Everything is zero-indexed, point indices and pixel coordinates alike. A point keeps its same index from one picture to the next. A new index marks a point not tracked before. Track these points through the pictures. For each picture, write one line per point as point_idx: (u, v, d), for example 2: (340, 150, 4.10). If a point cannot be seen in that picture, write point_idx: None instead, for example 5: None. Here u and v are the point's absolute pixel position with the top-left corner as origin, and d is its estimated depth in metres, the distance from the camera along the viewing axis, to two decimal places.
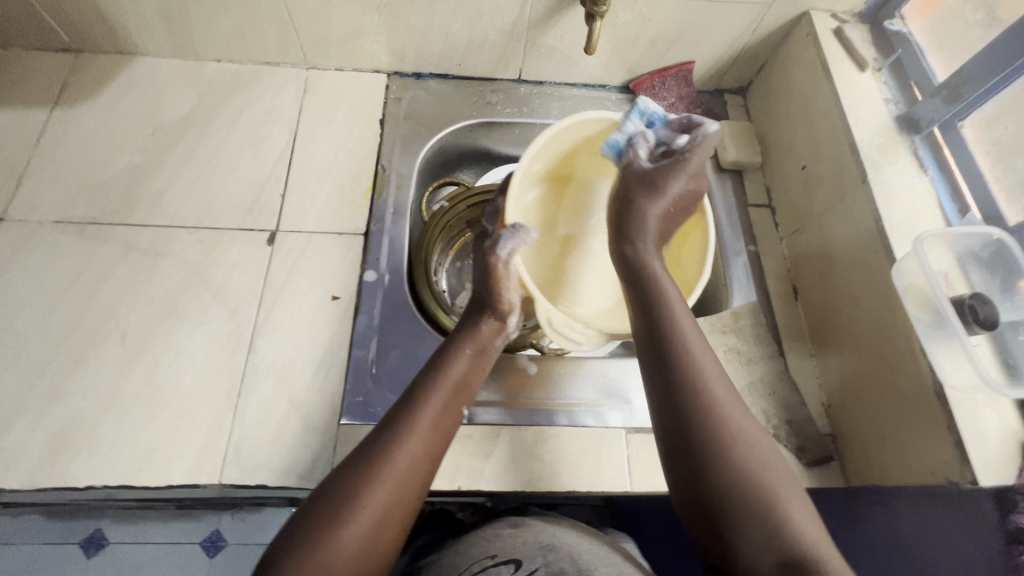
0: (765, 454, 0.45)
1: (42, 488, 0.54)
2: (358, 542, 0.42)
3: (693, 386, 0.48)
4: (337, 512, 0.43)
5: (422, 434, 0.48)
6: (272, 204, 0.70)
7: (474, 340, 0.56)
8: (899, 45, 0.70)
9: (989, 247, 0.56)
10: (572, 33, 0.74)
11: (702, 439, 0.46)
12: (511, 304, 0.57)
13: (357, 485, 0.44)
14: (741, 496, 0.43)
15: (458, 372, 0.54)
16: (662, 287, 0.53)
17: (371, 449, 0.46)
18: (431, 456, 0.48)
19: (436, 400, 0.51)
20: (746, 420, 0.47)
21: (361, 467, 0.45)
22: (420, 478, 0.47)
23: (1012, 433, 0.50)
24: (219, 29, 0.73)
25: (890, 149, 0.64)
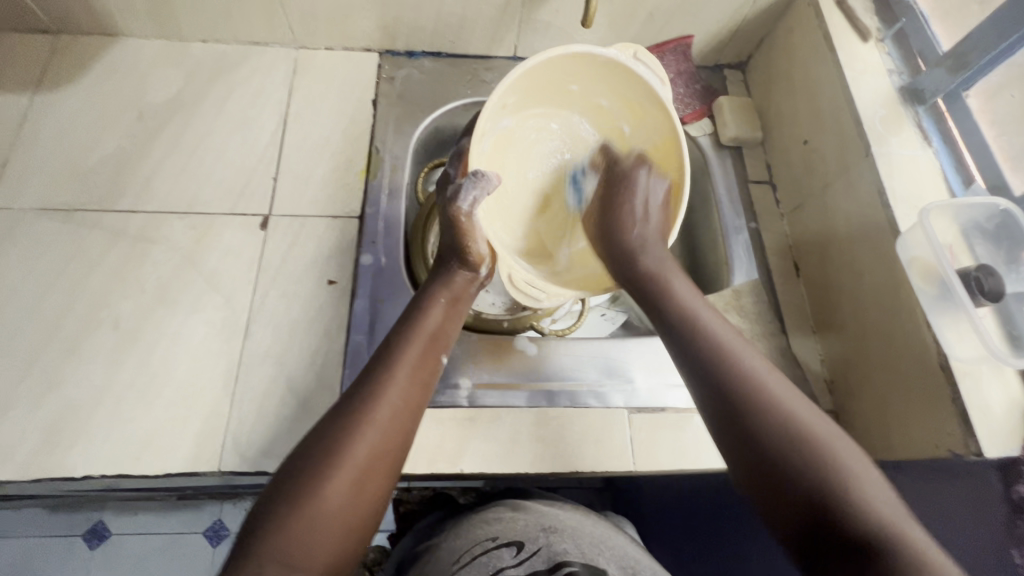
0: (816, 420, 0.43)
1: (37, 479, 0.53)
2: (343, 492, 0.42)
3: (751, 382, 0.45)
4: (321, 465, 0.42)
5: (403, 384, 0.48)
6: (264, 188, 0.68)
7: (449, 290, 0.56)
8: (902, 14, 0.68)
9: (994, 218, 0.55)
10: (567, 6, 0.72)
11: (777, 440, 0.42)
12: (479, 251, 0.56)
13: (339, 436, 0.43)
14: (804, 461, 0.40)
15: (433, 321, 0.53)
16: (677, 289, 0.53)
17: (353, 400, 0.46)
18: (414, 405, 0.48)
19: (412, 351, 0.50)
20: (787, 389, 0.45)
21: (344, 418, 0.44)
22: (402, 428, 0.46)
23: (1017, 405, 0.50)
24: (203, 7, 0.70)
25: (893, 121, 0.63)
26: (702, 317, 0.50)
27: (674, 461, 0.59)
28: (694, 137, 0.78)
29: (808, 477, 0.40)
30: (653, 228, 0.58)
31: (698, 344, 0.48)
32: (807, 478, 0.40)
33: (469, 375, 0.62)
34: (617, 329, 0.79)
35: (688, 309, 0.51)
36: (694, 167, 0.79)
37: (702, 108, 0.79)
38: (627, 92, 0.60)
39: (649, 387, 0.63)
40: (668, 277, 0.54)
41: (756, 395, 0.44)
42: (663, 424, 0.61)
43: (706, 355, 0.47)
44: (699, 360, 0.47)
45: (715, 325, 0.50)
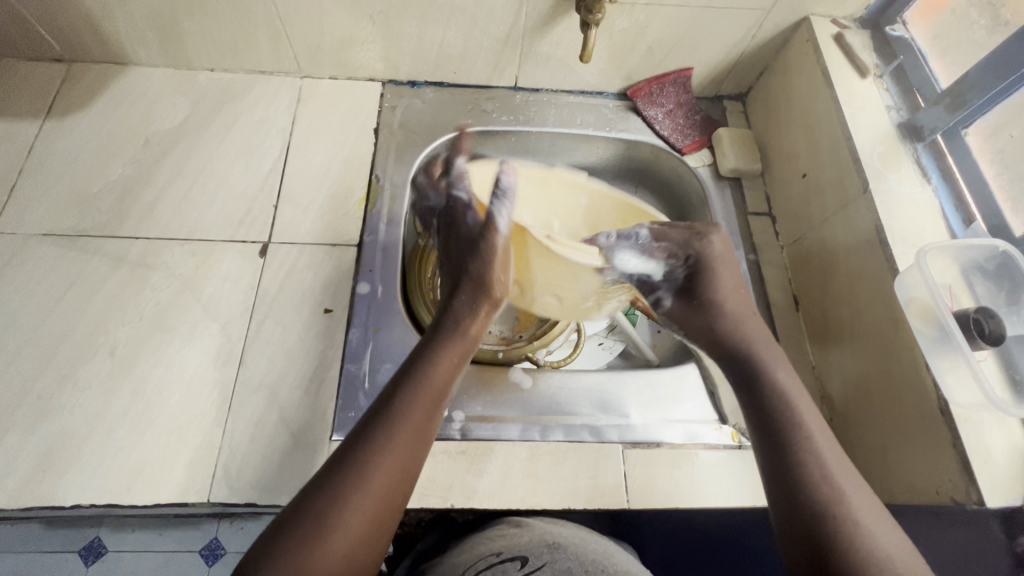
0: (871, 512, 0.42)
1: (27, 507, 0.53)
2: (338, 561, 0.40)
3: (801, 439, 0.46)
4: (315, 534, 0.40)
5: (398, 454, 0.45)
6: (264, 215, 0.69)
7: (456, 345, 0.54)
8: (901, 51, 0.69)
9: (995, 259, 0.55)
10: (568, 39, 0.73)
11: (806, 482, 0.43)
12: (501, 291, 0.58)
13: (329, 507, 0.41)
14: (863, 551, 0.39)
15: (444, 371, 0.51)
16: (764, 351, 0.52)
17: (343, 467, 0.43)
18: (409, 474, 0.46)
19: (409, 427, 0.46)
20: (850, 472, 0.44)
21: (334, 488, 0.42)
22: (398, 494, 0.44)
23: (1017, 451, 0.49)
24: (211, 39, 0.72)
25: (891, 158, 0.63)
26: (784, 382, 0.50)
27: (669, 500, 0.58)
28: (693, 167, 0.78)
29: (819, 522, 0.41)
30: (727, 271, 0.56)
31: (773, 406, 0.48)
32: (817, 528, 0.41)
33: (463, 407, 0.62)
34: (615, 359, 0.78)
35: (773, 370, 0.51)
36: (693, 198, 0.79)
37: (701, 139, 0.79)
38: (562, 202, 0.74)
39: (644, 422, 0.63)
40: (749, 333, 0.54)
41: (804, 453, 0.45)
42: (658, 460, 0.60)
43: (775, 413, 0.48)
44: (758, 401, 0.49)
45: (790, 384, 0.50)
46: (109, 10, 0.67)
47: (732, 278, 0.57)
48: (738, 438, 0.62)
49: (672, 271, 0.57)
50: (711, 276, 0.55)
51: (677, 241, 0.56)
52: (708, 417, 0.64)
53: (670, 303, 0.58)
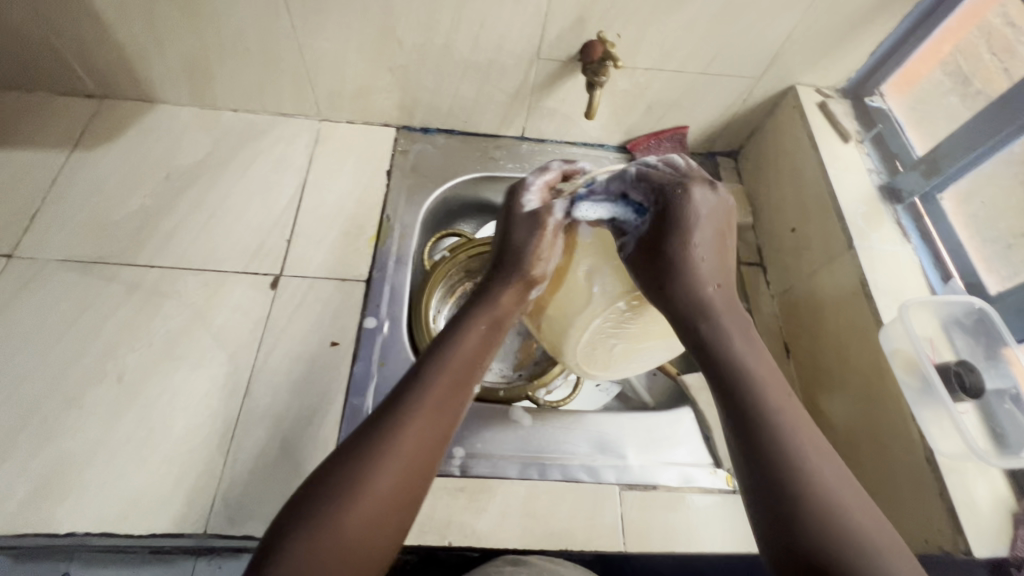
0: (839, 480, 0.41)
1: (20, 533, 0.53)
2: (367, 512, 0.42)
3: (792, 446, 0.42)
4: (346, 491, 0.43)
5: (430, 409, 0.48)
6: (278, 249, 0.72)
7: (490, 316, 0.56)
8: (879, 120, 0.75)
9: (972, 315, 0.58)
10: (573, 96, 0.78)
11: (810, 505, 0.39)
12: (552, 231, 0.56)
13: (362, 460, 0.44)
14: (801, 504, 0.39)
15: (472, 345, 0.53)
16: (716, 308, 0.49)
17: (375, 429, 0.46)
18: (439, 438, 0.48)
19: (444, 382, 0.50)
20: (811, 436, 0.43)
21: (364, 446, 0.45)
22: (429, 454, 0.47)
23: (1001, 503, 0.51)
24: (238, 82, 0.76)
25: (873, 218, 0.67)
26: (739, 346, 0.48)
27: (666, 544, 0.58)
28: None
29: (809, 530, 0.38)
30: (709, 226, 0.50)
31: (728, 363, 0.47)
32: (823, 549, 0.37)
33: (463, 443, 0.63)
34: (611, 401, 0.80)
35: (725, 327, 0.48)
36: None
37: None
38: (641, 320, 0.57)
39: (640, 463, 0.64)
40: (718, 323, 0.49)
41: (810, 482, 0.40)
42: (654, 503, 0.61)
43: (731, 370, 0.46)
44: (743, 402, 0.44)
45: (777, 387, 0.46)
46: (145, 53, 0.71)
47: (717, 231, 0.51)
48: (732, 482, 0.63)
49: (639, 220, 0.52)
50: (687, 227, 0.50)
51: (653, 176, 0.52)
52: (704, 461, 0.65)
53: (633, 246, 0.51)
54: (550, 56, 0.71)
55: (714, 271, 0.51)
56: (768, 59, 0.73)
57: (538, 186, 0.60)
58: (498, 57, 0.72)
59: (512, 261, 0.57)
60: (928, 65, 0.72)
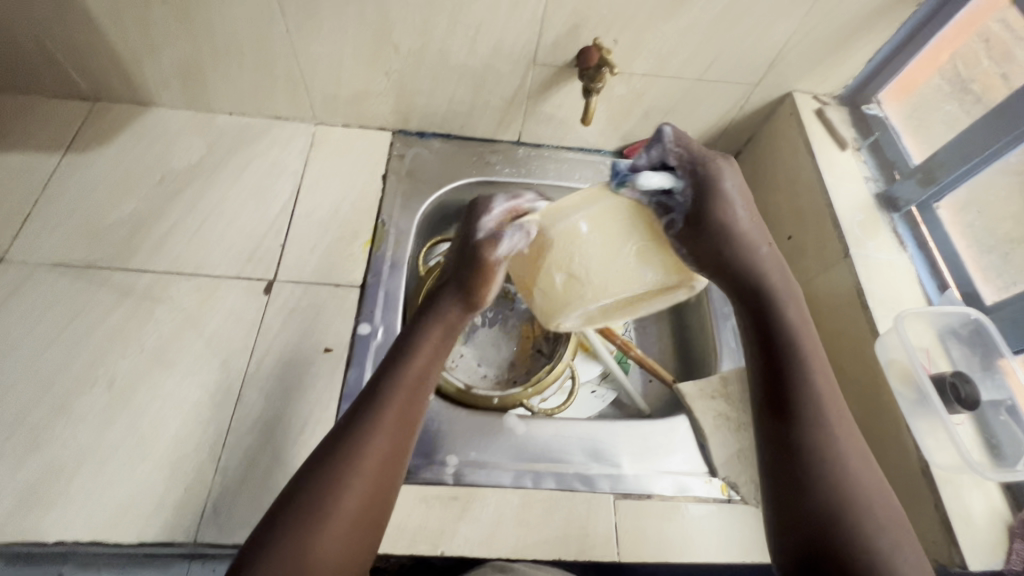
0: (855, 455, 0.48)
1: (8, 541, 0.52)
2: (338, 538, 0.43)
3: (816, 409, 0.50)
4: (309, 520, 0.43)
5: (389, 429, 0.49)
6: (272, 253, 0.71)
7: (440, 324, 0.56)
8: (876, 127, 0.75)
9: (968, 325, 0.58)
10: (569, 102, 0.78)
11: (828, 477, 0.47)
12: (494, 261, 0.55)
13: (324, 488, 0.45)
14: (824, 476, 0.47)
15: (423, 360, 0.54)
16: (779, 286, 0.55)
17: (332, 456, 0.47)
18: (399, 452, 0.49)
19: (401, 395, 0.51)
20: (839, 415, 0.50)
21: (325, 474, 0.45)
22: (391, 469, 0.48)
23: (997, 515, 0.50)
24: (233, 86, 0.76)
25: (870, 226, 0.67)
26: (794, 323, 0.54)
27: (660, 555, 0.58)
28: None
29: (824, 510, 0.45)
30: (732, 190, 0.54)
31: (785, 336, 0.53)
32: (833, 519, 0.45)
33: (457, 451, 0.63)
34: (607, 408, 0.80)
35: (788, 308, 0.54)
36: None
37: None
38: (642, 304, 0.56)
39: (635, 472, 0.64)
40: (782, 309, 0.54)
41: (834, 455, 0.48)
42: (648, 511, 0.60)
43: (781, 344, 0.53)
44: (784, 391, 0.51)
45: (818, 363, 0.52)
46: (138, 56, 0.71)
47: (742, 196, 0.54)
48: (727, 491, 0.63)
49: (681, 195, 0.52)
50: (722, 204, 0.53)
51: (685, 146, 0.53)
52: (699, 469, 0.65)
53: (681, 223, 0.51)
54: (546, 61, 0.71)
55: (760, 236, 0.55)
56: (765, 66, 0.73)
57: (505, 204, 0.57)
58: (494, 62, 0.72)
59: (456, 279, 0.57)
60: (926, 72, 0.72)
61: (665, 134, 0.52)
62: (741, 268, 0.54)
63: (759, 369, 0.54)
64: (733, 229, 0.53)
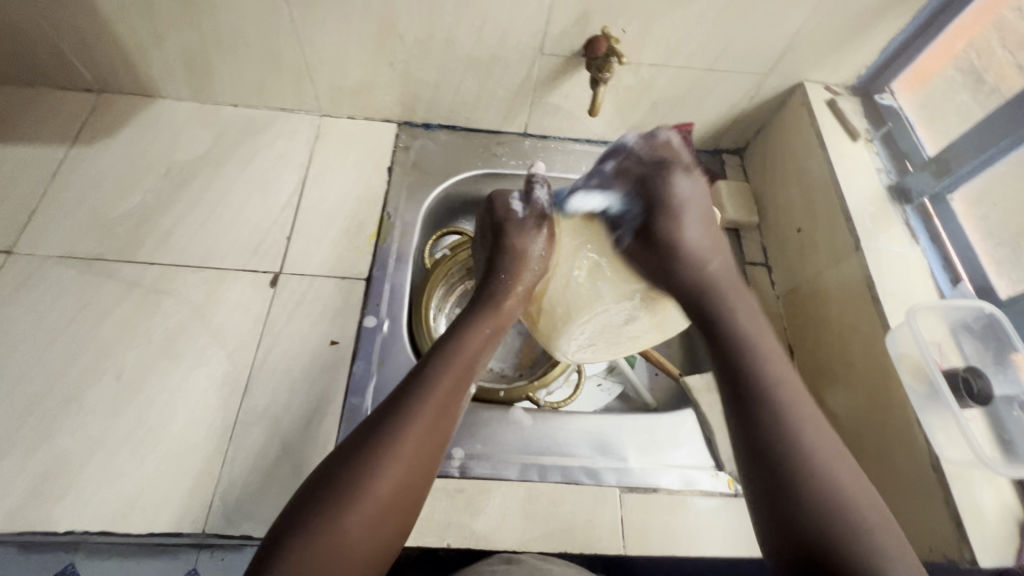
0: (837, 462, 0.45)
1: (20, 530, 0.53)
2: (369, 519, 0.44)
3: (782, 409, 0.48)
4: (346, 497, 0.44)
5: (430, 414, 0.49)
6: (278, 246, 0.71)
7: (495, 316, 0.58)
8: (889, 118, 0.74)
9: (981, 319, 0.57)
10: (577, 93, 0.77)
11: (804, 483, 0.44)
12: (525, 244, 0.61)
13: (365, 465, 0.45)
14: (802, 484, 0.44)
15: (476, 345, 0.55)
16: (722, 288, 0.56)
17: (375, 435, 0.47)
18: (437, 441, 0.50)
19: (449, 380, 0.52)
20: (808, 418, 0.48)
21: (366, 452, 0.46)
22: (428, 457, 0.49)
23: (1008, 512, 0.50)
24: (238, 77, 0.76)
25: (882, 218, 0.66)
26: (743, 324, 0.53)
27: (665, 548, 0.58)
28: None
29: (812, 510, 0.42)
30: (687, 186, 0.59)
31: (731, 337, 0.52)
32: (822, 526, 0.42)
33: (463, 443, 0.63)
34: (613, 402, 0.79)
35: (733, 307, 0.55)
36: None
37: None
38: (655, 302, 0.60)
39: (641, 466, 0.63)
40: (725, 298, 0.55)
41: (813, 460, 0.45)
42: (654, 506, 0.60)
43: (732, 346, 0.52)
44: (745, 391, 0.49)
45: (776, 365, 0.51)
46: (143, 47, 0.71)
47: (696, 206, 0.59)
48: (734, 486, 0.62)
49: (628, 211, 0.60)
50: (674, 210, 0.58)
51: (630, 167, 0.59)
52: (706, 463, 0.64)
53: (629, 240, 0.59)
54: (553, 51, 0.70)
55: (701, 247, 0.58)
56: (776, 56, 0.72)
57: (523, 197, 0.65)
58: (501, 53, 0.71)
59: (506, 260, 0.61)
60: (940, 62, 0.71)
61: (629, 139, 0.61)
62: (691, 278, 0.57)
63: (723, 376, 0.52)
64: (680, 231, 0.58)
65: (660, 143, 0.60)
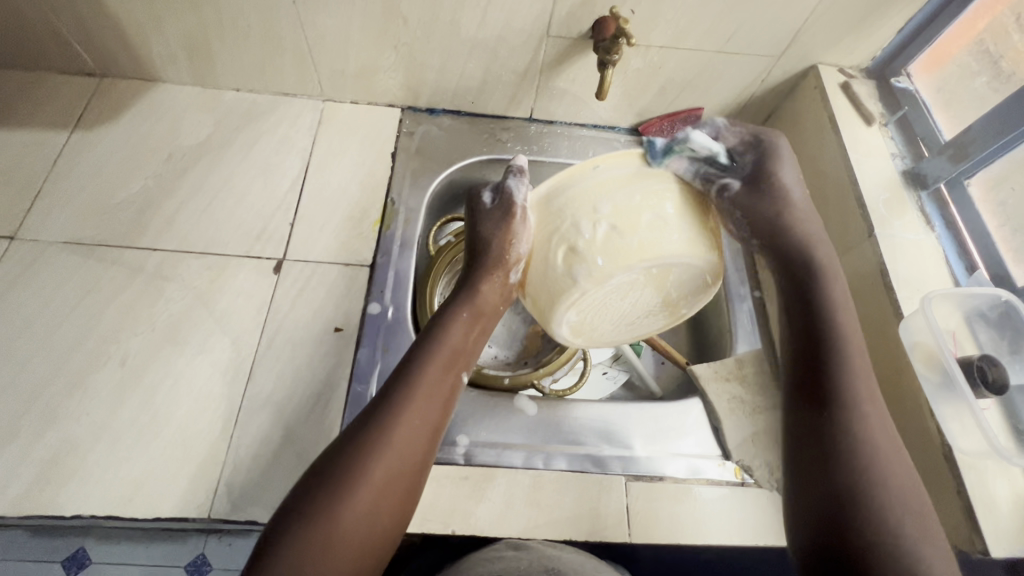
0: (905, 479, 0.46)
1: (28, 514, 0.53)
2: (363, 509, 0.44)
3: (858, 419, 0.48)
4: (336, 488, 0.44)
5: (417, 404, 0.49)
6: (281, 232, 0.70)
7: (473, 305, 0.55)
8: (905, 102, 0.72)
9: (997, 307, 0.56)
10: (584, 76, 0.76)
11: (864, 498, 0.45)
12: (507, 242, 0.52)
13: (352, 457, 0.45)
14: (854, 496, 0.45)
15: (454, 341, 0.53)
16: (832, 278, 0.54)
17: (361, 426, 0.47)
18: (426, 429, 0.49)
19: (434, 370, 0.51)
20: (883, 429, 0.48)
21: (353, 443, 0.46)
22: (419, 445, 0.48)
23: (1021, 502, 0.49)
24: (239, 61, 0.74)
25: (896, 204, 0.64)
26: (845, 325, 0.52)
27: (671, 536, 0.58)
28: None
29: (861, 520, 0.44)
30: (788, 152, 0.54)
31: (823, 336, 0.51)
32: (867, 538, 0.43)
33: (467, 431, 0.62)
34: (618, 390, 0.79)
35: (837, 301, 0.53)
36: None
37: None
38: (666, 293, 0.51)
39: (647, 454, 0.63)
40: (829, 288, 0.53)
41: (877, 473, 0.46)
42: (660, 494, 0.60)
43: (823, 346, 0.51)
44: (824, 394, 0.49)
45: (865, 377, 0.50)
46: (144, 30, 0.70)
47: (801, 180, 0.54)
48: (741, 474, 0.62)
49: (739, 165, 0.53)
50: (780, 183, 0.53)
51: (742, 124, 0.54)
52: (712, 452, 0.64)
53: (736, 187, 0.51)
54: (560, 33, 0.69)
55: (808, 223, 0.55)
56: (789, 37, 0.70)
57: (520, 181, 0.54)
58: (507, 35, 0.69)
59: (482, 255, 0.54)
60: (959, 43, 0.68)
61: (718, 123, 0.53)
62: (792, 246, 0.54)
63: (795, 374, 0.52)
64: (789, 207, 0.54)
65: (740, 129, 0.54)
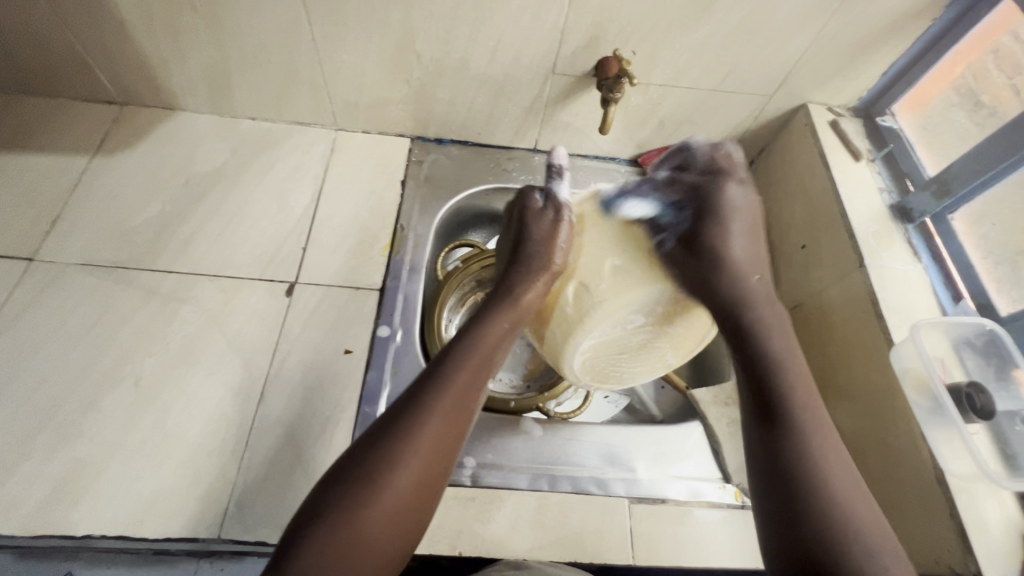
0: (851, 486, 0.46)
1: (37, 534, 0.53)
2: (389, 508, 0.45)
3: (807, 430, 0.49)
4: (364, 489, 0.45)
5: (446, 407, 0.50)
6: (293, 256, 0.73)
7: (514, 312, 0.57)
8: (891, 140, 0.76)
9: (983, 335, 0.59)
10: (587, 111, 0.79)
11: (818, 505, 0.45)
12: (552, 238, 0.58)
13: (381, 458, 0.46)
14: (815, 506, 0.45)
15: (495, 336, 0.56)
16: (762, 307, 0.55)
17: (389, 428, 0.48)
18: (453, 435, 0.50)
19: (462, 375, 0.52)
20: (827, 438, 0.49)
21: (381, 446, 0.47)
22: (445, 449, 0.49)
23: (1012, 525, 0.51)
24: (257, 92, 0.78)
25: (884, 236, 0.67)
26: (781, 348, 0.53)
27: (675, 558, 0.58)
28: None
29: (816, 524, 0.44)
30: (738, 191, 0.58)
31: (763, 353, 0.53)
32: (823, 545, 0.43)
33: (473, 453, 0.64)
34: (619, 413, 0.80)
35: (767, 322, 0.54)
36: None
37: None
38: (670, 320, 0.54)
39: (650, 476, 0.64)
40: (760, 312, 0.55)
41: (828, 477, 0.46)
42: (663, 516, 0.61)
43: (760, 364, 0.52)
44: (771, 410, 0.50)
45: (804, 386, 0.51)
46: (167, 63, 0.73)
47: (748, 225, 0.58)
48: (741, 497, 0.63)
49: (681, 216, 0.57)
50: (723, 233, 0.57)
51: (681, 177, 0.59)
52: (712, 475, 0.65)
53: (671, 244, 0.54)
54: (565, 70, 0.72)
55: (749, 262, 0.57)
56: (781, 77, 0.74)
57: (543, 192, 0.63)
58: (514, 71, 0.73)
59: (529, 260, 0.58)
60: (939, 86, 0.72)
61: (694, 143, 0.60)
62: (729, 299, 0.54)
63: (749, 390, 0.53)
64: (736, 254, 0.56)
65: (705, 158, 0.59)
